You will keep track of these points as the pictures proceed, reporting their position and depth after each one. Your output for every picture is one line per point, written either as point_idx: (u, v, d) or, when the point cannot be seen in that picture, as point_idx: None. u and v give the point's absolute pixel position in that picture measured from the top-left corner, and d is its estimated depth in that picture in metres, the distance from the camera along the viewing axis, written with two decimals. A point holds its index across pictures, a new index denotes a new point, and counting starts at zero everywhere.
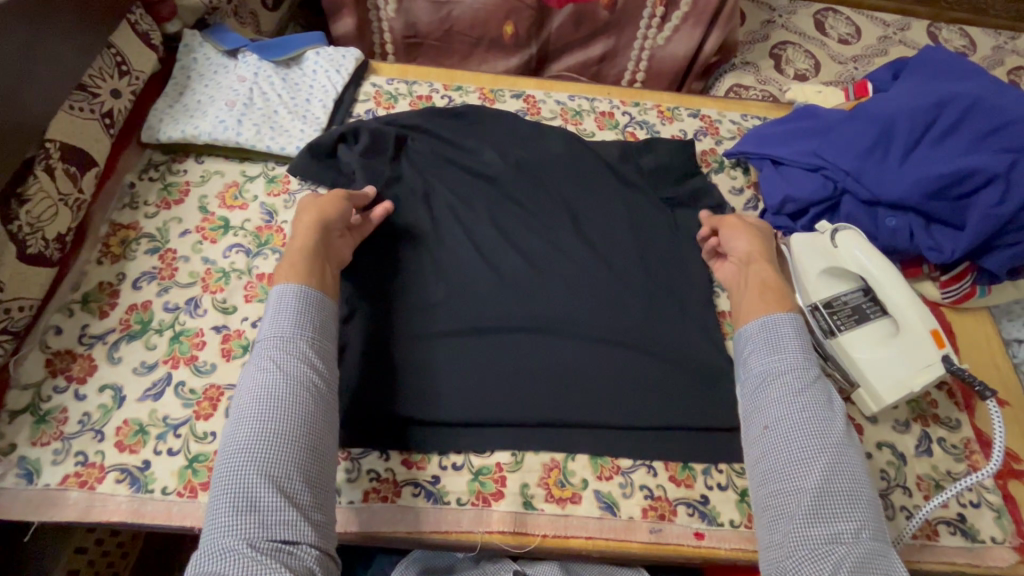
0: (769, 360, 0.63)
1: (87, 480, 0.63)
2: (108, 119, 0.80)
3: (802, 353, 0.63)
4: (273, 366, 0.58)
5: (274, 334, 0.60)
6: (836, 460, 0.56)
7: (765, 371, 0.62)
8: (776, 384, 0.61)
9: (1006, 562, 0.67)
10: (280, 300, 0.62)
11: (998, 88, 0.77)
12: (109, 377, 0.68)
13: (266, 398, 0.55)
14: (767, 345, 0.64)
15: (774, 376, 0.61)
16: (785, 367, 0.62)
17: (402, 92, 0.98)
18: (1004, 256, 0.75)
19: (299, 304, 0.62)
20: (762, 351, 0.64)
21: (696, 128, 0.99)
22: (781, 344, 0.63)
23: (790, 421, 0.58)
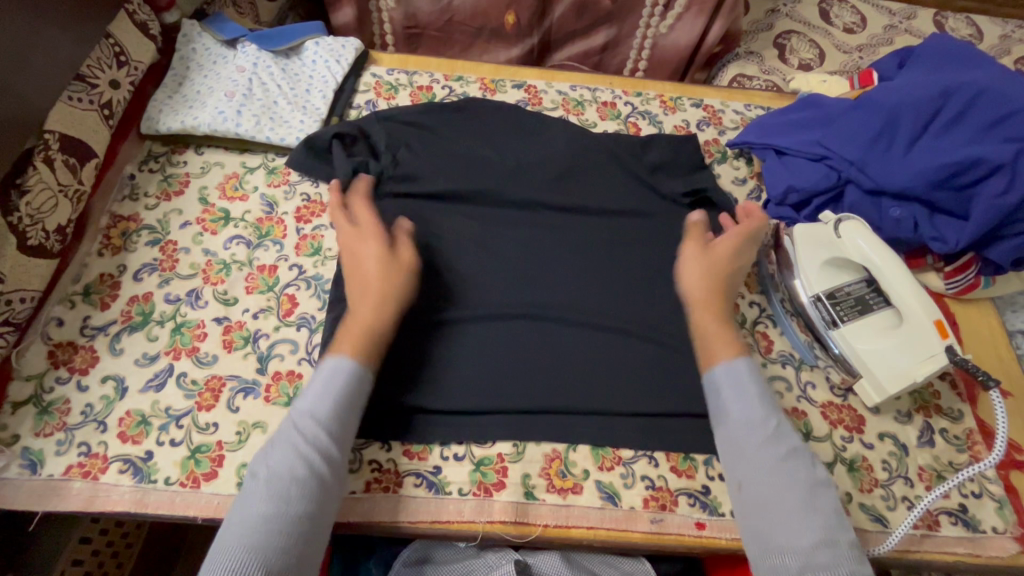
0: (737, 409, 0.64)
1: (90, 471, 0.63)
2: (107, 110, 0.79)
3: (760, 401, 0.64)
4: (296, 436, 0.59)
5: (299, 404, 0.61)
6: (803, 514, 0.56)
7: (738, 421, 0.63)
8: (752, 436, 0.62)
9: (1007, 552, 0.67)
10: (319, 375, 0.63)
11: (1006, 77, 0.76)
12: (111, 369, 0.69)
13: (283, 468, 0.57)
14: (736, 393, 0.65)
15: (747, 427, 0.62)
16: (754, 417, 0.63)
17: (402, 82, 0.98)
18: (1008, 246, 0.74)
19: (329, 377, 0.63)
20: (730, 402, 0.65)
21: (698, 118, 0.99)
22: (750, 393, 0.64)
23: (760, 475, 0.59)
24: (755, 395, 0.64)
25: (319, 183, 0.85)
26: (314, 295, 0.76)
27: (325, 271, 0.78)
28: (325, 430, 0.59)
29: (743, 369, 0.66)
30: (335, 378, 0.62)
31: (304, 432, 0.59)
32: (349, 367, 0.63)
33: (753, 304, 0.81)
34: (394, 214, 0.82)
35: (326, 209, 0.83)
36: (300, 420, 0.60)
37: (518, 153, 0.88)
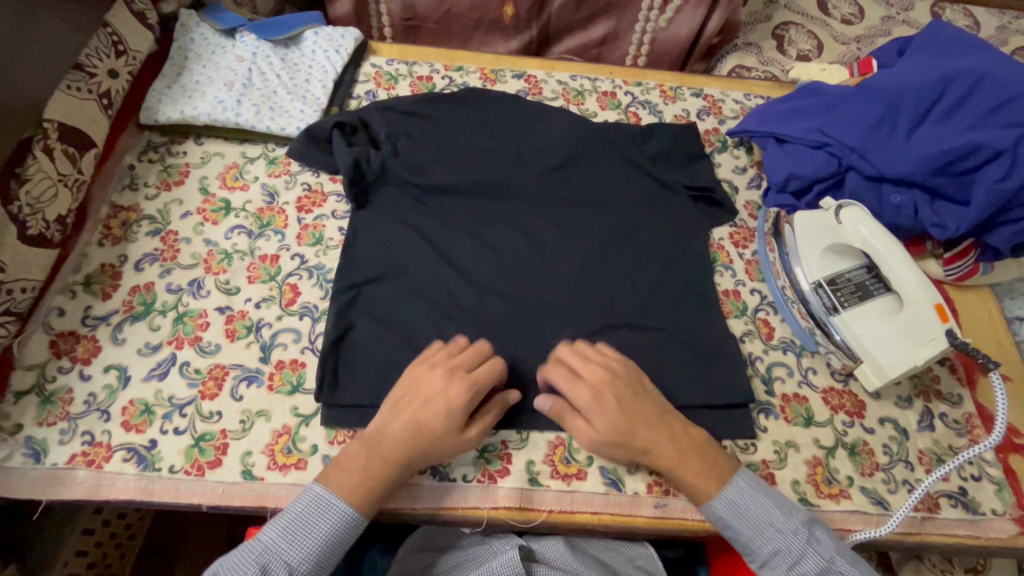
0: (758, 529, 0.60)
1: (94, 459, 0.63)
2: (106, 99, 0.79)
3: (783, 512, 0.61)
4: None
5: (279, 531, 0.56)
6: None
7: (767, 546, 0.60)
8: (785, 561, 0.59)
9: (1007, 533, 0.68)
10: (313, 506, 0.57)
11: (1006, 63, 0.76)
12: (113, 358, 0.68)
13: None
14: (749, 511, 0.61)
15: (778, 550, 0.59)
16: (782, 540, 0.59)
17: (402, 73, 0.97)
18: (1008, 232, 0.74)
19: (322, 513, 0.57)
20: (756, 512, 0.61)
21: (698, 107, 0.99)
22: (766, 507, 0.61)
23: None
24: (770, 510, 0.61)
25: (319, 175, 0.85)
26: (316, 284, 0.76)
27: (327, 260, 0.78)
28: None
29: (743, 484, 0.62)
30: (308, 517, 0.57)
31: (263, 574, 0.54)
32: (343, 499, 0.58)
33: (753, 292, 0.81)
34: (396, 204, 0.82)
35: (327, 198, 0.83)
36: (256, 559, 0.55)
37: (519, 143, 0.88)
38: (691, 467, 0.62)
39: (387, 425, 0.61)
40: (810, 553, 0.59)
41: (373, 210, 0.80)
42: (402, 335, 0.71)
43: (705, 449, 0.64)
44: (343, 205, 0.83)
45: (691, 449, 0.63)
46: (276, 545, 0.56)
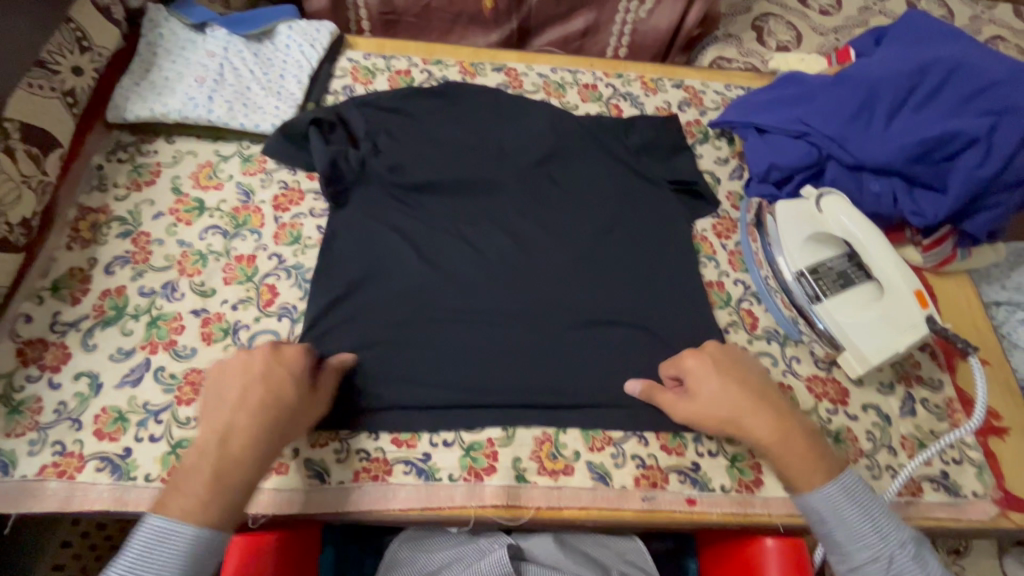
0: (857, 536, 0.57)
1: (65, 470, 0.61)
2: (71, 98, 0.76)
3: (888, 527, 0.57)
4: None
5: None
6: None
7: (863, 553, 0.56)
8: (880, 570, 0.56)
9: (988, 514, 0.69)
10: (147, 539, 0.48)
11: (980, 50, 0.77)
12: (84, 365, 0.66)
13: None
14: (854, 521, 0.57)
15: (871, 557, 0.56)
16: (880, 549, 0.56)
17: (380, 67, 0.96)
18: (984, 219, 0.76)
19: (159, 540, 0.48)
20: (862, 523, 0.56)
21: (680, 99, 0.99)
22: (870, 517, 0.57)
23: None
24: (876, 519, 0.57)
25: (296, 172, 0.83)
26: (295, 284, 0.74)
27: (306, 260, 0.77)
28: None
29: (850, 484, 0.58)
30: (152, 542, 0.47)
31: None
32: (189, 523, 0.48)
33: (737, 283, 0.81)
34: (376, 201, 0.80)
35: (305, 196, 0.81)
36: None
37: (500, 137, 0.87)
38: (790, 450, 0.60)
39: (227, 417, 0.54)
40: (907, 568, 0.55)
41: (353, 208, 0.79)
42: (385, 333, 0.70)
43: (810, 440, 0.61)
44: (321, 203, 0.81)
45: (788, 430, 0.61)
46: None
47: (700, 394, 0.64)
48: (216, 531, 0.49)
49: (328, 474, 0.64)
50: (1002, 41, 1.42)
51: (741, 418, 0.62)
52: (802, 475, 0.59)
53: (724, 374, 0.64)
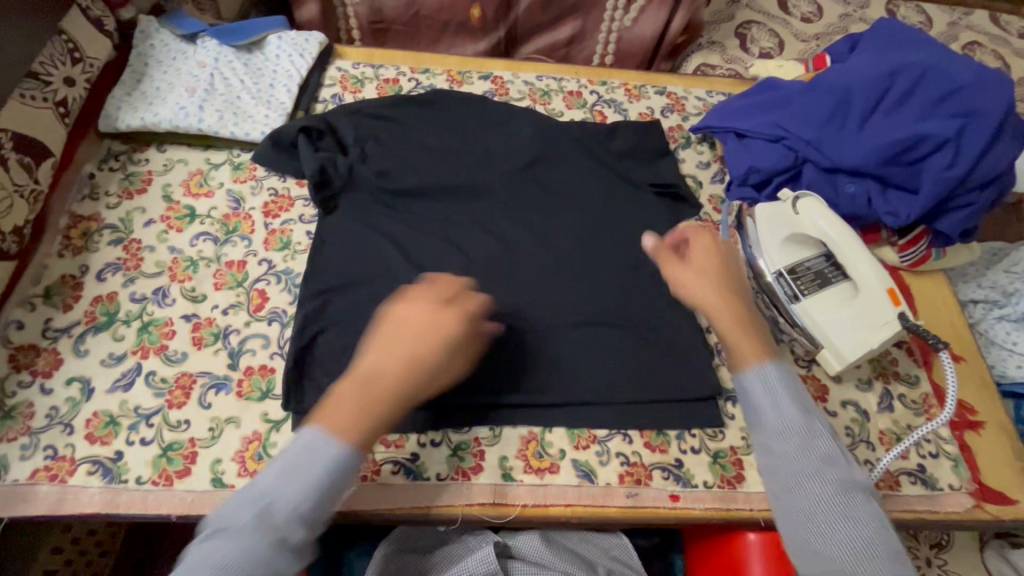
0: (773, 405, 0.56)
1: (57, 474, 0.61)
2: (63, 108, 0.77)
3: (800, 401, 0.56)
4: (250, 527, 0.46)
5: (274, 478, 0.49)
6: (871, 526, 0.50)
7: (779, 421, 0.55)
8: (795, 438, 0.54)
9: (964, 506, 0.71)
10: (302, 452, 0.49)
11: (948, 55, 0.79)
12: (76, 371, 0.67)
13: (222, 566, 0.44)
14: (777, 388, 0.56)
15: (788, 425, 0.55)
16: (797, 418, 0.55)
17: (369, 76, 0.98)
18: (955, 218, 0.78)
19: (311, 456, 0.49)
20: (774, 395, 0.56)
21: (662, 105, 1.01)
22: (792, 390, 0.57)
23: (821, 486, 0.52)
24: (794, 396, 0.56)
25: (286, 180, 0.85)
26: (284, 289, 0.76)
27: (295, 265, 0.78)
28: (295, 512, 0.48)
29: (782, 370, 0.58)
30: (297, 449, 0.49)
31: (261, 512, 0.47)
32: (338, 440, 0.50)
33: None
34: (364, 206, 0.82)
35: (294, 203, 0.83)
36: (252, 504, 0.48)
37: (487, 142, 0.89)
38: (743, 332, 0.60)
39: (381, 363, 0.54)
40: (822, 437, 0.54)
41: (342, 214, 0.81)
42: None
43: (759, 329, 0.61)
44: (311, 209, 0.83)
45: (744, 309, 0.63)
46: (269, 481, 0.48)
47: (691, 268, 0.66)
48: (356, 455, 0.50)
49: None
50: (979, 46, 1.46)
51: (711, 297, 0.63)
52: (746, 350, 0.59)
53: (713, 258, 0.67)
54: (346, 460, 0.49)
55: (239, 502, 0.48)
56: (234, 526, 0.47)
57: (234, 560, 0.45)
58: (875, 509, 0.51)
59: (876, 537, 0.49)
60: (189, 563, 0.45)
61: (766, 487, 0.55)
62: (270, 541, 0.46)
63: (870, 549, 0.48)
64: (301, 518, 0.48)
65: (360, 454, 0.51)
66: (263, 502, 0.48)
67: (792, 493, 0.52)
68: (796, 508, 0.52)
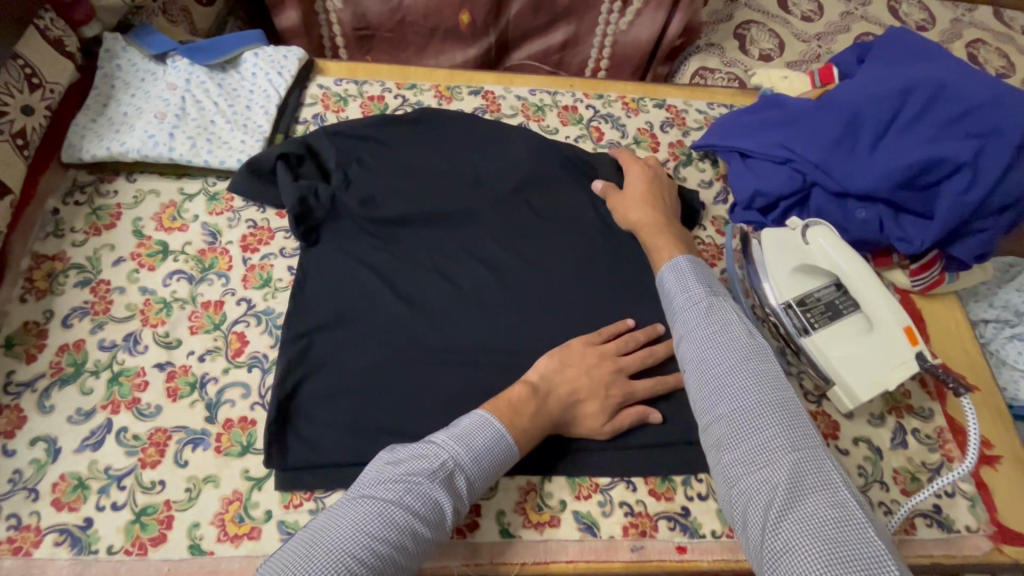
0: (685, 287, 0.69)
1: (21, 546, 0.57)
2: (20, 140, 0.72)
3: (710, 286, 0.68)
4: (434, 475, 0.56)
5: (451, 443, 0.58)
6: (769, 385, 0.59)
7: (692, 301, 0.67)
8: (703, 311, 0.66)
9: (982, 550, 0.68)
10: (476, 430, 0.59)
11: (963, 70, 0.74)
12: (41, 429, 0.63)
13: (411, 504, 0.54)
14: (692, 279, 0.69)
15: (701, 306, 0.66)
16: (708, 299, 0.67)
17: (352, 93, 0.92)
18: (972, 243, 0.74)
19: (485, 439, 0.59)
20: (689, 285, 0.68)
21: (662, 119, 0.96)
22: (704, 278, 0.69)
23: (725, 353, 0.62)
24: (703, 281, 0.69)
25: (264, 210, 0.80)
26: (265, 331, 0.71)
27: (276, 304, 0.73)
28: (468, 488, 0.57)
29: (693, 260, 0.71)
30: (482, 430, 0.59)
31: (441, 475, 0.56)
32: (505, 428, 0.60)
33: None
34: (349, 238, 0.77)
35: (274, 235, 0.78)
36: (434, 458, 0.57)
37: (478, 164, 0.84)
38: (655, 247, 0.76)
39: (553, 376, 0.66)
40: (725, 311, 0.66)
41: (326, 247, 0.76)
42: (360, 382, 0.67)
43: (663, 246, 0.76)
44: (292, 241, 0.78)
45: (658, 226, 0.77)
46: (454, 450, 0.58)
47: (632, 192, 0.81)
48: (513, 453, 0.60)
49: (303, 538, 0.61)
50: (983, 44, 1.41)
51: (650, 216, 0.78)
52: (664, 256, 0.74)
53: (655, 182, 0.82)
54: (510, 451, 0.60)
55: (423, 460, 0.56)
56: (420, 479, 0.55)
57: (422, 504, 0.54)
58: (775, 370, 0.61)
59: (773, 395, 0.58)
60: (374, 494, 0.54)
61: (680, 361, 0.66)
62: (447, 501, 0.55)
63: (758, 396, 0.58)
64: (465, 491, 0.58)
65: (523, 454, 0.62)
66: (448, 468, 0.57)
67: (698, 360, 0.63)
68: (700, 371, 0.62)
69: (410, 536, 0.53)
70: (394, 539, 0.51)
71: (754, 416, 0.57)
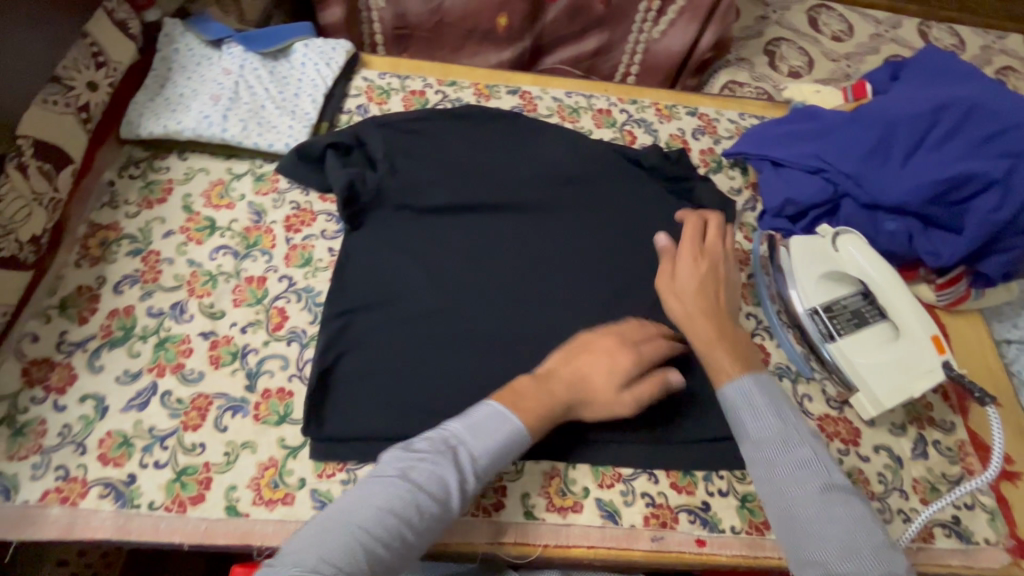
0: (758, 415, 0.62)
1: (68, 496, 0.60)
2: (84, 114, 0.75)
3: (784, 413, 0.62)
4: (440, 454, 0.56)
5: (458, 426, 0.59)
6: (863, 530, 0.54)
7: (764, 428, 0.61)
8: (777, 445, 0.60)
9: (1000, 563, 0.68)
10: (482, 414, 0.60)
11: (997, 92, 0.77)
12: (90, 388, 0.65)
13: (418, 481, 0.54)
14: (762, 402, 0.63)
15: (776, 439, 0.60)
16: (785, 430, 0.61)
17: (394, 87, 0.95)
18: (1000, 260, 0.75)
19: (494, 424, 0.59)
20: (756, 412, 0.62)
21: (694, 127, 0.98)
22: (775, 402, 0.63)
23: (808, 489, 0.57)
24: (777, 407, 0.63)
25: (308, 193, 0.83)
26: (305, 308, 0.74)
27: (316, 283, 0.76)
28: (475, 467, 0.57)
29: (762, 380, 0.65)
30: (490, 410, 0.60)
31: (448, 455, 0.57)
32: (517, 415, 0.60)
33: (748, 317, 0.79)
34: (388, 225, 0.79)
35: (317, 218, 0.81)
36: (441, 442, 0.58)
37: (515, 160, 0.87)
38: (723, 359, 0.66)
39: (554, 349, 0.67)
40: (803, 444, 0.60)
41: (366, 232, 0.78)
42: (393, 362, 0.69)
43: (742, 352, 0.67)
44: (334, 224, 0.81)
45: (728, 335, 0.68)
46: (458, 432, 0.59)
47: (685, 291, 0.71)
48: (520, 433, 0.60)
49: None
50: (1013, 71, 1.42)
51: (701, 321, 0.69)
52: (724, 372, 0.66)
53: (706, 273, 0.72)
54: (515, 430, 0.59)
55: (429, 442, 0.58)
56: (427, 459, 0.56)
57: (427, 481, 0.54)
58: (867, 514, 0.56)
59: (866, 537, 0.54)
60: (383, 476, 0.55)
61: (760, 495, 0.60)
62: (454, 477, 0.56)
63: (851, 539, 0.53)
64: (472, 472, 0.58)
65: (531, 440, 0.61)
66: (453, 448, 0.57)
67: (779, 497, 0.58)
68: (786, 512, 0.57)
69: (416, 507, 0.53)
70: (400, 517, 0.52)
71: (852, 561, 0.52)
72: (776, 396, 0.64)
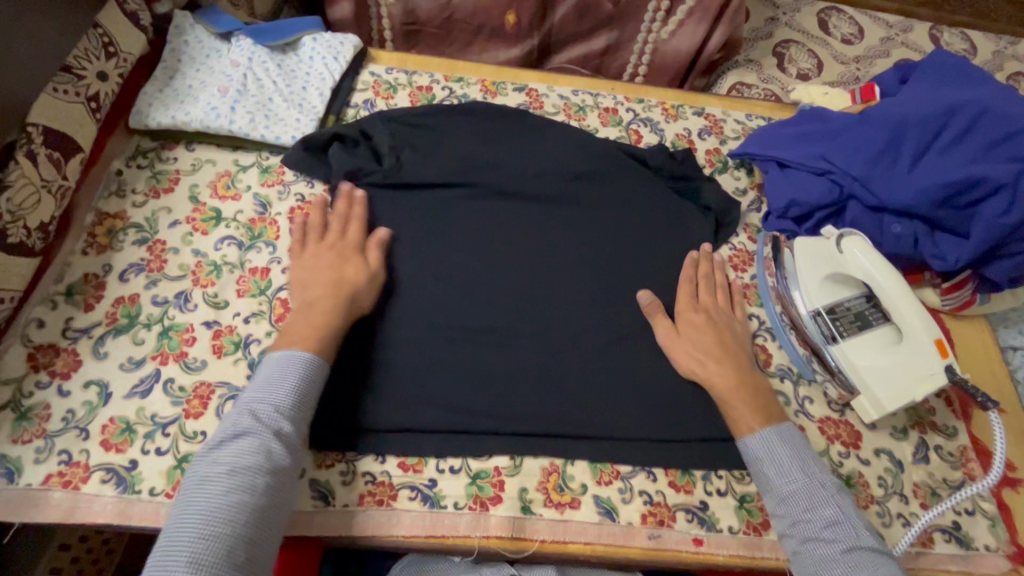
0: (782, 469, 0.62)
1: (71, 480, 0.61)
2: (94, 103, 0.76)
3: (809, 468, 0.62)
4: (248, 423, 0.56)
5: (253, 392, 0.59)
6: None
7: (787, 484, 0.61)
8: (801, 503, 0.60)
9: (1000, 569, 0.68)
10: (270, 371, 0.60)
11: (1006, 96, 0.76)
12: (94, 373, 0.66)
13: (238, 457, 0.54)
14: (785, 456, 0.63)
15: (796, 494, 0.61)
16: (806, 485, 0.61)
17: (401, 82, 0.96)
18: (1006, 265, 0.75)
19: (277, 372, 0.60)
20: (779, 468, 0.62)
21: (700, 126, 0.98)
22: (801, 457, 0.63)
23: (832, 547, 0.57)
24: (802, 462, 0.62)
25: (313, 185, 0.83)
26: None
27: None
28: (286, 416, 0.58)
29: (787, 432, 0.65)
30: (269, 367, 0.60)
31: (258, 422, 0.57)
32: (297, 350, 0.62)
33: (752, 316, 0.80)
34: (392, 218, 0.79)
35: None
36: (247, 412, 0.57)
37: (520, 156, 0.87)
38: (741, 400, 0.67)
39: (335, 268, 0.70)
40: (829, 501, 0.59)
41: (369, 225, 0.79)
42: (393, 355, 0.69)
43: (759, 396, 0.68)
44: None
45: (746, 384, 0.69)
46: (253, 397, 0.58)
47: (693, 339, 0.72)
48: (305, 364, 0.61)
49: (332, 496, 0.63)
50: None
51: (710, 369, 0.70)
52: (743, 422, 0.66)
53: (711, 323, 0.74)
54: (307, 364, 0.61)
55: (233, 423, 0.57)
56: (237, 438, 0.55)
57: (248, 455, 0.54)
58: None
59: None
60: (203, 474, 0.53)
61: (786, 549, 0.60)
62: (269, 437, 0.56)
63: None
64: (288, 422, 0.58)
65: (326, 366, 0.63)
66: (257, 413, 0.57)
67: (804, 553, 0.58)
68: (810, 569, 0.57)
69: (249, 479, 0.53)
70: (239, 499, 0.52)
71: None
72: (802, 451, 0.63)
